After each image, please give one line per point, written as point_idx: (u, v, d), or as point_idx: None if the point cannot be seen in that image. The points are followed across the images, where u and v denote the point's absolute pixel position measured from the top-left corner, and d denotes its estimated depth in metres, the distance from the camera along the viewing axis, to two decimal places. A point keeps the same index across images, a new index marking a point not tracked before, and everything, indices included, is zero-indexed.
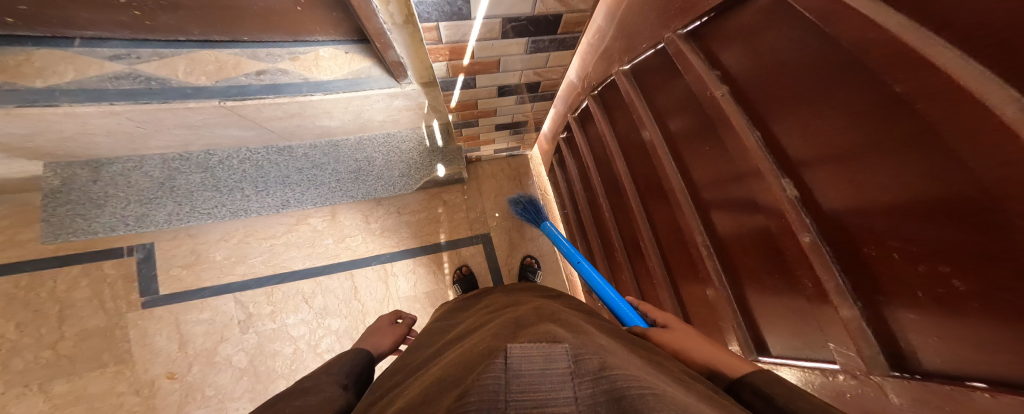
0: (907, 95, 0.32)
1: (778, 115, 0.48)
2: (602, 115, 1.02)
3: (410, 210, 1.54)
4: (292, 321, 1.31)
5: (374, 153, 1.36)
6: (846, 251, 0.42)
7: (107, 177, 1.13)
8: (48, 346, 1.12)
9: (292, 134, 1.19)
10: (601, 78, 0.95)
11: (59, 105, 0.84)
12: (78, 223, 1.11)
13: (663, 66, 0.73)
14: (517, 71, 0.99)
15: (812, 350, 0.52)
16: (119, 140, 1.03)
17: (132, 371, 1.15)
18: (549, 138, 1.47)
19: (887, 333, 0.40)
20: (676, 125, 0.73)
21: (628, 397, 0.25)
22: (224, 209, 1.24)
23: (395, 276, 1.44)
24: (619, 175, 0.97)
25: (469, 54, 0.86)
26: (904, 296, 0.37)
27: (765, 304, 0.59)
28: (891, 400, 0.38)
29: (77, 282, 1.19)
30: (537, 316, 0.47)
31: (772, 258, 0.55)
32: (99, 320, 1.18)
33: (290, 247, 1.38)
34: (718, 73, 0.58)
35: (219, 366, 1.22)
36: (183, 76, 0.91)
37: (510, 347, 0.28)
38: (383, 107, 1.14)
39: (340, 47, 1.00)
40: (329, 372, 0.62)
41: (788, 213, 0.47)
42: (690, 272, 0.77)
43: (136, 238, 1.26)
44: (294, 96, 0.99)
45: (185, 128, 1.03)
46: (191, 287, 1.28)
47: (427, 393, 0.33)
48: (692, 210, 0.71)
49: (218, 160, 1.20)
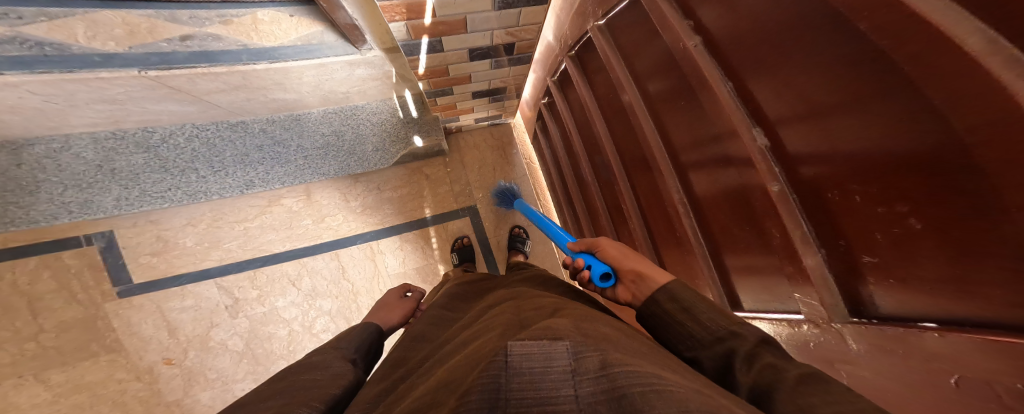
0: (872, 33, 0.31)
1: (751, 68, 0.48)
2: (580, 78, 0.99)
3: (391, 186, 1.49)
4: (282, 304, 1.30)
5: (342, 126, 1.30)
6: (813, 199, 0.43)
7: (31, 161, 1.05)
8: (30, 338, 1.09)
9: (242, 109, 1.11)
10: (578, 37, 0.91)
11: None
12: (15, 211, 1.08)
13: (638, 19, 0.70)
14: (487, 31, 0.92)
15: (781, 303, 0.54)
16: (30, 117, 0.93)
17: (127, 359, 1.16)
18: (530, 104, 1.43)
19: (849, 284, 0.42)
20: (652, 84, 0.71)
21: (629, 395, 0.23)
22: (180, 192, 1.21)
23: (383, 254, 1.43)
24: (599, 137, 0.96)
25: (429, 12, 0.79)
26: (864, 239, 0.39)
27: (739, 257, 0.60)
28: (852, 346, 0.41)
29: (39, 275, 1.13)
30: (541, 314, 0.44)
31: (741, 211, 0.56)
32: (76, 311, 1.14)
33: (266, 230, 1.33)
34: (690, 23, 0.57)
35: (216, 351, 1.22)
36: (85, 40, 0.81)
37: (511, 344, 0.24)
38: (344, 77, 1.08)
39: (283, 10, 0.92)
40: (338, 347, 0.65)
41: (758, 163, 0.48)
42: (669, 230, 0.78)
43: (91, 226, 1.18)
44: (233, 64, 0.91)
45: (108, 103, 0.93)
46: (166, 274, 1.24)
47: (434, 396, 0.30)
48: (671, 170, 0.71)
49: (160, 138, 1.13)
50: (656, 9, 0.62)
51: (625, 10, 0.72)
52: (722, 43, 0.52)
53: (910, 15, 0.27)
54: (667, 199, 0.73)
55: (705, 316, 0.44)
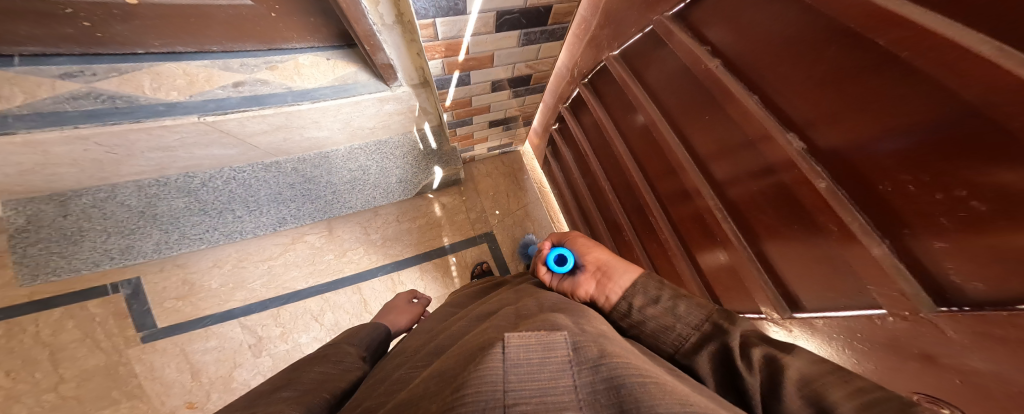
0: (893, 48, 0.32)
1: (771, 81, 0.48)
2: (595, 101, 1.00)
3: (409, 217, 1.50)
4: (305, 340, 1.27)
5: (368, 161, 1.32)
6: (861, 191, 0.40)
7: (77, 211, 1.06)
8: (49, 389, 1.06)
9: (278, 149, 1.15)
10: (591, 66, 0.94)
11: (15, 132, 0.78)
12: (57, 261, 1.08)
13: (653, 46, 0.72)
14: (509, 65, 0.96)
15: (848, 298, 0.46)
16: (86, 169, 0.97)
17: (149, 404, 1.11)
18: (540, 132, 1.46)
19: (924, 271, 0.36)
20: (672, 101, 0.71)
21: (626, 385, 0.23)
22: (217, 233, 1.22)
23: (404, 284, 1.40)
24: (619, 156, 0.95)
25: (464, 50, 0.82)
26: (929, 225, 0.34)
27: (786, 257, 0.54)
28: (949, 337, 0.33)
29: (64, 325, 1.13)
30: (538, 306, 0.43)
31: (786, 209, 0.50)
32: (98, 359, 1.12)
33: (289, 267, 1.34)
34: (708, 48, 0.58)
35: (238, 393, 1.16)
36: (150, 92, 0.86)
37: (507, 336, 0.26)
38: (373, 112, 1.11)
39: (321, 54, 0.97)
40: (349, 343, 0.61)
41: (797, 164, 0.45)
42: (704, 238, 0.73)
43: (120, 273, 1.20)
44: (280, 106, 0.95)
45: (161, 150, 0.97)
46: (190, 317, 1.22)
47: (427, 387, 0.28)
48: (703, 179, 0.68)
49: (200, 183, 1.15)
50: (671, 38, 0.63)
51: (640, 40, 0.75)
52: (737, 62, 0.53)
53: (920, 31, 0.28)
54: (702, 209, 0.69)
55: (683, 311, 0.41)
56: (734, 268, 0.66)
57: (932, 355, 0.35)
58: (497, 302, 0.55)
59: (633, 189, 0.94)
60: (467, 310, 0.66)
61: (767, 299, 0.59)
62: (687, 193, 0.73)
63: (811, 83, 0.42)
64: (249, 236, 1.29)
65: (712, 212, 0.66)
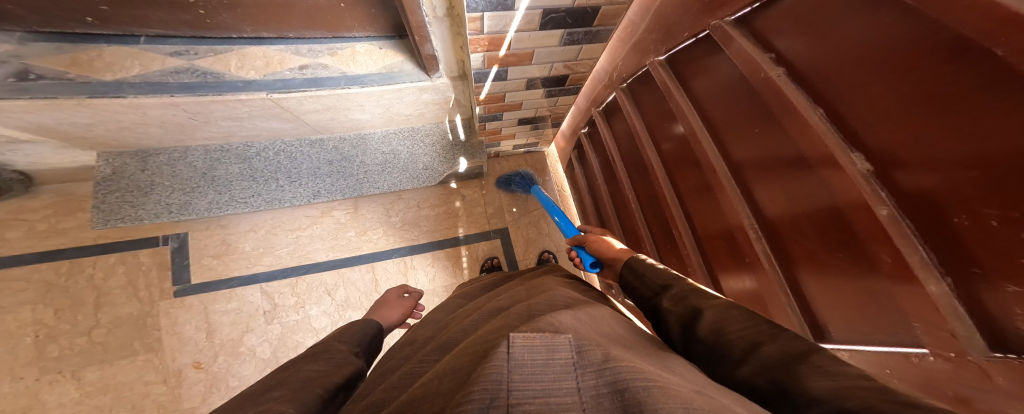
0: (1008, 59, 0.28)
1: (843, 94, 0.45)
2: (631, 106, 1.00)
3: (429, 204, 1.55)
4: (315, 313, 1.33)
5: (400, 146, 1.37)
6: (929, 222, 0.37)
7: (153, 167, 1.17)
8: (83, 333, 1.17)
9: (324, 127, 1.22)
10: (633, 70, 0.94)
11: (126, 96, 0.89)
12: (127, 209, 1.16)
13: (706, 53, 0.71)
14: (547, 64, 0.98)
15: (887, 334, 0.44)
16: (169, 131, 1.07)
17: (161, 360, 1.20)
18: (568, 134, 1.47)
19: (985, 315, 0.33)
20: (719, 112, 0.70)
21: (630, 389, 0.24)
22: (260, 199, 1.27)
23: (415, 269, 1.46)
24: (649, 165, 0.94)
25: (506, 45, 0.85)
26: (1007, 267, 0.31)
27: (825, 285, 0.53)
28: (996, 383, 0.31)
29: (114, 271, 1.25)
30: (549, 305, 0.45)
31: (833, 235, 0.49)
32: (133, 308, 1.23)
33: (314, 239, 1.41)
34: (772, 56, 0.56)
35: (244, 357, 1.24)
36: (235, 70, 0.95)
37: (512, 337, 0.28)
38: (412, 101, 1.15)
39: (375, 43, 1.02)
40: (339, 341, 0.64)
41: (858, 187, 0.42)
42: (732, 258, 0.72)
43: (171, 228, 1.31)
44: (334, 88, 1.01)
45: (231, 120, 1.05)
46: (221, 276, 1.32)
47: (440, 384, 0.30)
48: (739, 197, 0.67)
49: (255, 152, 1.26)
50: (730, 44, 0.62)
51: (693, 46, 0.74)
52: (806, 73, 0.51)
53: None
54: (735, 226, 0.69)
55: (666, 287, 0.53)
56: (760, 294, 0.66)
57: (968, 398, 0.33)
58: (509, 298, 0.58)
59: (659, 199, 0.94)
60: (477, 303, 0.68)
61: (793, 326, 0.58)
62: (721, 208, 0.72)
63: (893, 98, 0.40)
64: (287, 206, 1.33)
65: (745, 231, 0.65)
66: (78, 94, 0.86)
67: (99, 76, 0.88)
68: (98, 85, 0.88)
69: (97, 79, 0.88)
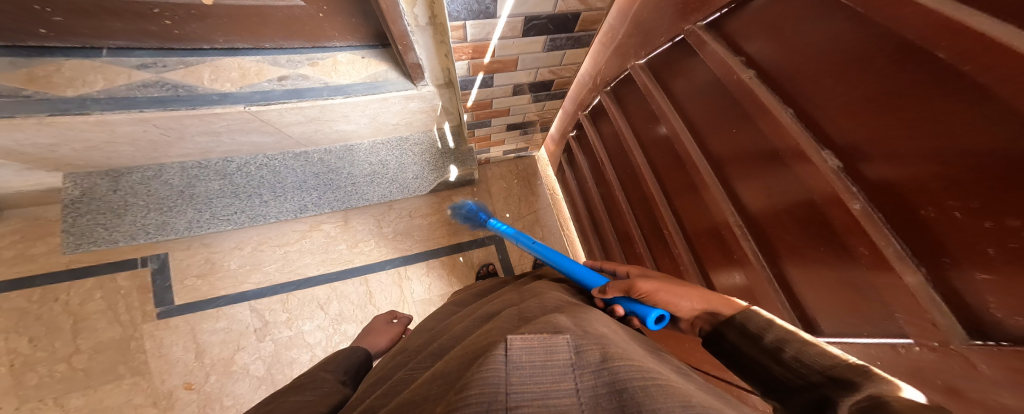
0: (951, 62, 0.30)
1: (809, 95, 0.47)
2: (615, 109, 1.01)
3: (421, 213, 1.53)
4: (308, 327, 1.30)
5: (388, 156, 1.36)
6: (899, 213, 0.37)
7: (126, 187, 1.13)
8: (63, 359, 1.11)
9: (309, 139, 1.20)
10: (615, 74, 0.95)
11: (91, 114, 0.86)
12: (100, 232, 1.11)
13: (683, 55, 0.72)
14: (532, 70, 0.98)
15: (872, 325, 0.43)
16: (141, 149, 1.04)
17: (150, 382, 1.14)
18: (557, 138, 1.48)
19: (962, 303, 0.33)
20: (697, 112, 0.71)
21: (629, 388, 0.23)
22: (243, 215, 1.24)
23: (410, 280, 1.43)
24: (636, 166, 0.95)
25: (490, 52, 0.85)
26: (974, 255, 0.31)
27: (808, 280, 0.52)
28: (981, 371, 0.30)
29: (91, 296, 1.19)
30: (541, 308, 0.44)
31: (813, 229, 0.49)
32: (114, 332, 1.17)
33: (304, 254, 1.38)
34: (742, 58, 0.58)
35: (236, 376, 1.20)
36: (208, 82, 0.93)
37: (511, 339, 0.28)
38: (398, 110, 1.14)
39: (357, 53, 1.01)
40: (326, 370, 0.61)
41: (831, 183, 0.43)
42: (721, 256, 0.72)
43: (150, 249, 1.26)
44: (316, 99, 1.00)
45: (208, 135, 1.03)
46: (206, 296, 1.27)
47: (430, 388, 0.29)
48: (723, 195, 0.67)
49: (236, 167, 1.22)
50: (703, 48, 0.63)
51: (670, 49, 0.75)
52: (775, 74, 0.52)
53: (990, 44, 0.26)
54: (721, 223, 0.69)
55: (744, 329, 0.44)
56: (750, 290, 0.65)
57: (957, 388, 0.32)
58: (501, 302, 0.57)
59: (648, 199, 0.94)
60: (470, 309, 0.67)
61: (783, 322, 0.57)
62: (707, 207, 0.72)
63: (853, 97, 0.41)
64: (272, 221, 1.29)
65: (731, 228, 0.66)
66: (38, 112, 0.83)
67: (59, 92, 0.84)
68: (59, 102, 0.85)
69: (57, 95, 0.84)
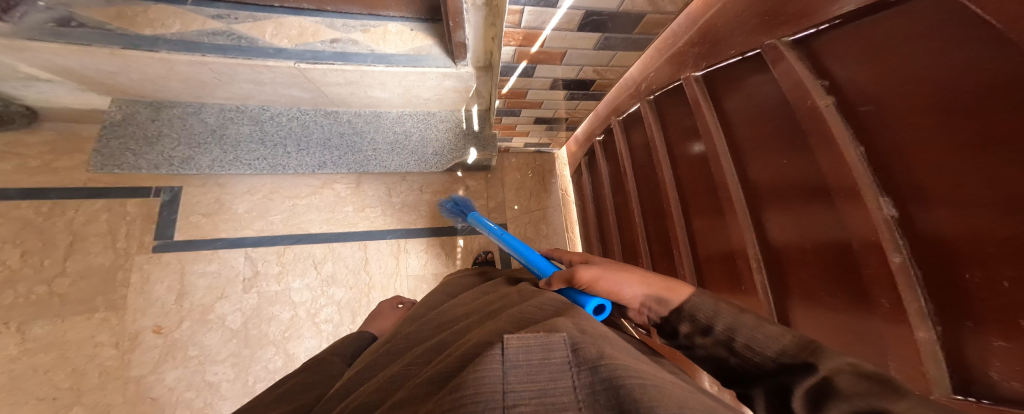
0: None
1: (887, 131, 0.38)
2: (655, 121, 0.92)
3: (432, 189, 1.55)
4: (297, 285, 1.33)
5: (413, 128, 1.33)
6: (936, 272, 0.34)
7: (164, 118, 1.14)
8: (44, 281, 1.13)
9: (342, 100, 1.19)
10: (665, 84, 0.85)
11: (157, 51, 0.91)
12: (127, 157, 1.12)
13: (750, 72, 0.62)
14: (577, 66, 0.98)
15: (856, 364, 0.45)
16: (190, 87, 1.06)
17: (119, 321, 1.17)
18: (580, 139, 1.42)
19: (961, 360, 0.33)
20: (744, 133, 0.63)
21: (625, 385, 0.26)
22: (264, 163, 1.26)
23: (407, 254, 1.46)
24: (661, 180, 0.90)
25: (540, 42, 0.85)
26: (998, 320, 0.30)
27: (812, 319, 0.52)
28: None
29: (97, 217, 1.22)
30: (538, 307, 0.46)
31: (837, 273, 0.47)
32: (105, 258, 1.20)
33: (310, 209, 1.41)
34: (826, 82, 0.46)
35: (210, 325, 1.23)
36: (269, 37, 0.96)
37: (506, 339, 0.30)
38: (433, 86, 1.13)
39: (407, 24, 1.02)
40: (335, 354, 0.63)
41: (879, 233, 0.38)
42: (728, 284, 0.71)
43: (166, 180, 1.30)
44: (360, 64, 1.00)
45: (253, 83, 1.05)
46: (207, 235, 1.30)
47: (430, 388, 0.31)
48: (750, 223, 0.63)
49: (269, 116, 1.22)
50: (778, 65, 0.52)
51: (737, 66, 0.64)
52: (865, 107, 0.41)
53: None
54: (739, 250, 0.66)
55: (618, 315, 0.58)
56: None
57: None
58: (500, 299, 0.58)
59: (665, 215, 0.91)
60: (462, 302, 0.69)
61: None
62: (731, 241, 0.68)
63: (949, 145, 0.33)
64: (291, 172, 1.33)
65: (748, 257, 0.62)
66: (111, 43, 0.88)
67: (139, 30, 0.90)
68: (135, 38, 0.89)
69: (135, 33, 0.90)
